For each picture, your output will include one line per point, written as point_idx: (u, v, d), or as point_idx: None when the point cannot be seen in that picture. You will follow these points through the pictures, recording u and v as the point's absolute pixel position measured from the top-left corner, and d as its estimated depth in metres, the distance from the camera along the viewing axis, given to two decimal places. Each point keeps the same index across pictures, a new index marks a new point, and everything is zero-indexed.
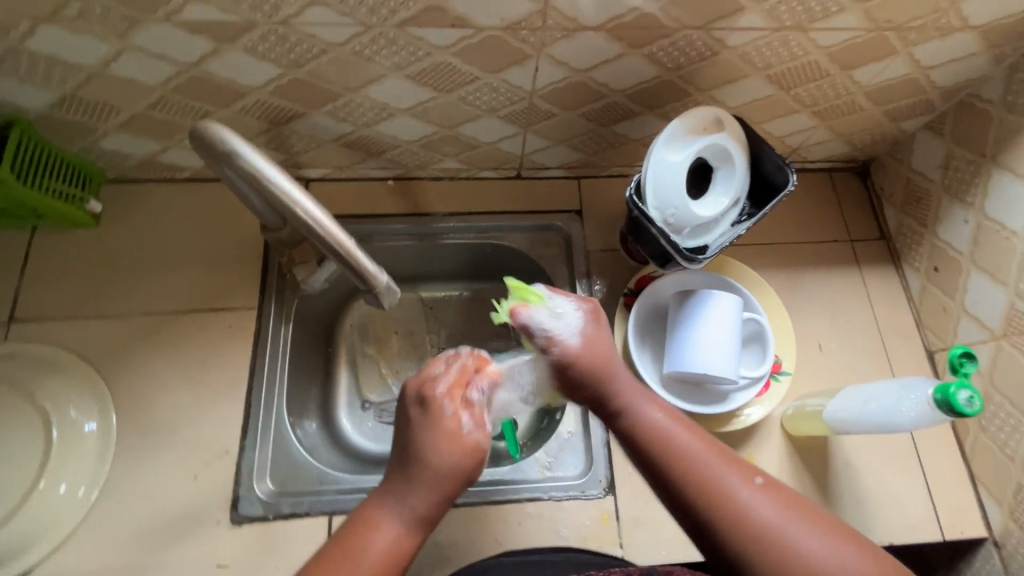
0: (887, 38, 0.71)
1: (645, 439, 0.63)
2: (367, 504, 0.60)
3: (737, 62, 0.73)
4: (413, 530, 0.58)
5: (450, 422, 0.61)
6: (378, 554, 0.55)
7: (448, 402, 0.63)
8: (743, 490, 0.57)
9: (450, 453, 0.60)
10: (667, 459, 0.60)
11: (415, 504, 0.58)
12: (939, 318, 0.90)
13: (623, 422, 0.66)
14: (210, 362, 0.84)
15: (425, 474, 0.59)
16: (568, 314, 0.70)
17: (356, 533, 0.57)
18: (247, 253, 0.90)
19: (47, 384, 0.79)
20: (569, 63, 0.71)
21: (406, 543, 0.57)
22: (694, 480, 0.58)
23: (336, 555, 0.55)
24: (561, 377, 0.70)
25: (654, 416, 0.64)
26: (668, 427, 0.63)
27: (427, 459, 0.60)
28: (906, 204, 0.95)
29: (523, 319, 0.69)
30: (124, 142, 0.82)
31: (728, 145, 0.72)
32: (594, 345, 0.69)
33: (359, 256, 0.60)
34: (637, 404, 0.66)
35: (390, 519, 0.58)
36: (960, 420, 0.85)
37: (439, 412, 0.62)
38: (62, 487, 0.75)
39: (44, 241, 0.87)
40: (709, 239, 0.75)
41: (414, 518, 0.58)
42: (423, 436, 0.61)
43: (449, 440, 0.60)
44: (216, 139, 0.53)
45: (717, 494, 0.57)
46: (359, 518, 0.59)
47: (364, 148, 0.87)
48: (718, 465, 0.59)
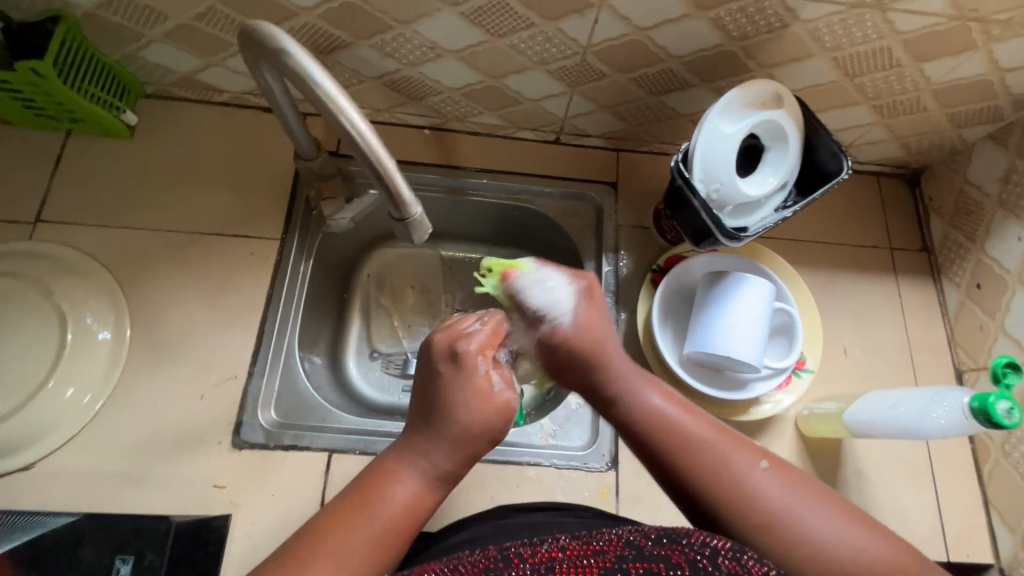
0: (969, 29, 0.67)
1: (645, 424, 0.59)
2: (386, 457, 0.56)
3: (805, 39, 0.70)
4: (434, 486, 0.55)
5: (482, 380, 0.59)
6: (400, 509, 0.52)
7: (482, 359, 0.60)
8: (747, 473, 0.53)
9: (480, 411, 0.57)
10: (668, 445, 0.56)
11: (440, 459, 0.55)
12: (973, 337, 0.86)
13: (620, 406, 0.61)
14: (228, 286, 0.83)
15: (453, 430, 0.56)
16: (556, 286, 0.69)
17: (374, 483, 0.53)
18: (275, 184, 0.89)
19: (66, 287, 0.79)
20: (631, 18, 0.68)
21: (426, 500, 0.54)
22: (695, 463, 0.54)
23: (351, 503, 0.52)
24: (546, 356, 0.69)
25: (652, 401, 0.60)
26: (668, 411, 0.59)
27: (457, 414, 0.57)
28: (955, 216, 0.91)
29: (511, 284, 0.71)
30: (168, 55, 0.81)
31: (785, 124, 0.69)
32: (584, 323, 0.67)
33: (399, 181, 0.57)
34: (633, 389, 0.62)
35: (410, 474, 0.54)
36: (982, 442, 0.82)
37: (474, 370, 0.59)
38: (70, 389, 0.75)
39: (78, 147, 0.87)
40: (750, 220, 0.73)
41: (434, 475, 0.55)
42: (454, 393, 0.58)
43: (484, 398, 0.57)
44: (272, 41, 0.53)
45: (721, 480, 0.53)
46: (377, 470, 0.55)
47: (405, 90, 0.85)
48: (723, 448, 0.55)
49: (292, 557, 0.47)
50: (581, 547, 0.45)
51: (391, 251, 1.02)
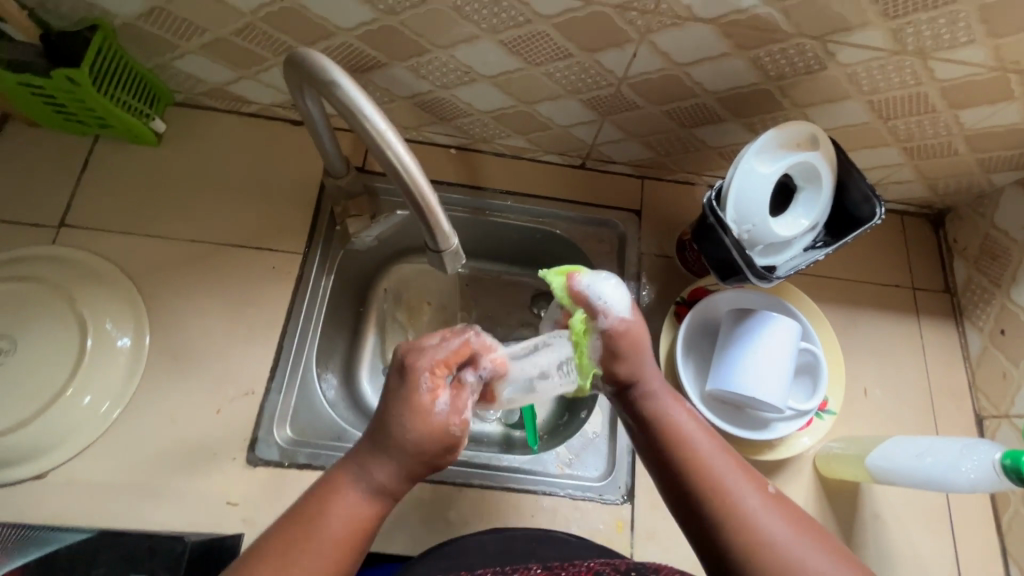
0: (1008, 80, 0.66)
1: (662, 440, 0.59)
2: (328, 474, 0.54)
3: (842, 81, 0.70)
4: (373, 506, 0.53)
5: (425, 400, 0.53)
6: (337, 530, 0.51)
7: (428, 378, 0.54)
8: (752, 503, 0.54)
9: (421, 435, 0.53)
10: (682, 465, 0.57)
11: (379, 477, 0.53)
12: (996, 383, 0.86)
13: (640, 412, 0.62)
14: (248, 299, 0.83)
15: (395, 450, 0.53)
16: (620, 296, 0.62)
17: (314, 508, 0.52)
18: (299, 197, 0.88)
19: (87, 294, 0.78)
20: (669, 54, 0.68)
21: (368, 518, 0.53)
22: (705, 483, 0.55)
23: (297, 528, 0.51)
24: (591, 358, 0.62)
25: (673, 413, 0.60)
26: (686, 426, 0.60)
27: (394, 436, 0.53)
28: (980, 260, 0.90)
29: (578, 288, 0.62)
30: (200, 66, 0.81)
31: (819, 166, 0.70)
32: (636, 330, 0.62)
33: (438, 214, 0.58)
34: (657, 397, 0.62)
35: (348, 495, 0.53)
36: (1002, 491, 0.82)
37: (416, 390, 0.54)
38: (87, 398, 0.74)
39: (105, 152, 0.87)
40: (780, 260, 0.72)
41: (371, 493, 0.53)
42: (395, 413, 0.53)
43: (423, 420, 0.53)
44: (320, 70, 0.54)
45: (730, 510, 0.54)
46: (317, 490, 0.53)
47: (435, 110, 0.84)
48: (736, 478, 0.55)
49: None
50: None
51: (409, 267, 1.01)
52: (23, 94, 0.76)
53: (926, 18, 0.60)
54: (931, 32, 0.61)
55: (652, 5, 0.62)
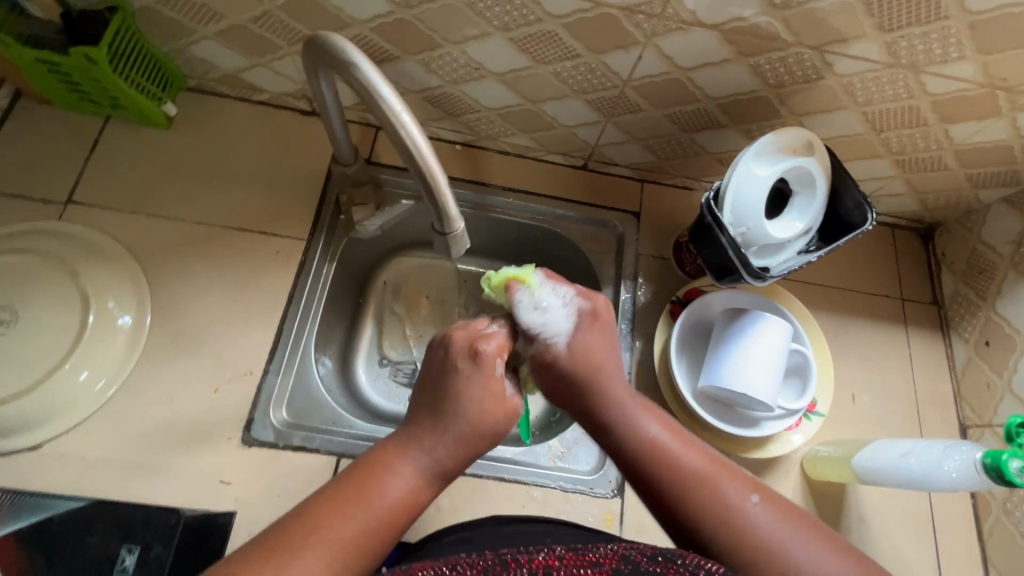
0: (996, 96, 0.69)
1: (638, 450, 0.58)
2: (387, 445, 0.55)
3: (838, 92, 0.73)
4: (431, 481, 0.54)
5: (497, 382, 0.58)
6: (388, 504, 0.51)
7: (499, 360, 0.59)
8: (742, 507, 0.53)
9: (492, 411, 0.57)
10: (659, 476, 0.56)
11: (440, 455, 0.54)
12: (980, 393, 0.88)
13: (614, 430, 0.60)
14: (251, 282, 0.84)
15: (462, 427, 0.56)
16: (557, 308, 0.64)
17: (370, 475, 0.52)
18: (304, 185, 0.90)
19: (90, 269, 0.79)
20: (674, 58, 0.71)
21: (423, 490, 0.53)
22: (689, 493, 0.54)
23: (343, 495, 0.50)
24: (540, 374, 0.64)
25: (650, 429, 0.59)
26: (665, 441, 0.58)
27: (466, 413, 0.56)
28: (967, 274, 0.93)
29: (512, 298, 0.65)
30: (215, 52, 0.83)
31: (814, 172, 0.72)
32: (585, 346, 0.63)
33: (447, 199, 0.60)
34: (630, 415, 0.60)
35: (410, 465, 0.53)
36: (984, 499, 0.83)
37: (492, 371, 0.58)
38: (83, 373, 0.74)
39: (115, 132, 0.88)
40: (774, 262, 0.75)
41: (434, 468, 0.54)
42: (469, 392, 0.56)
43: (499, 401, 0.57)
44: (341, 51, 0.56)
45: (715, 513, 0.52)
46: (377, 458, 0.54)
47: (443, 106, 0.86)
48: (715, 479, 0.54)
49: (282, 544, 0.46)
50: (578, 557, 0.45)
51: (409, 260, 1.03)
52: (39, 70, 0.77)
53: (918, 33, 0.63)
54: (923, 47, 0.64)
55: (659, 10, 0.64)
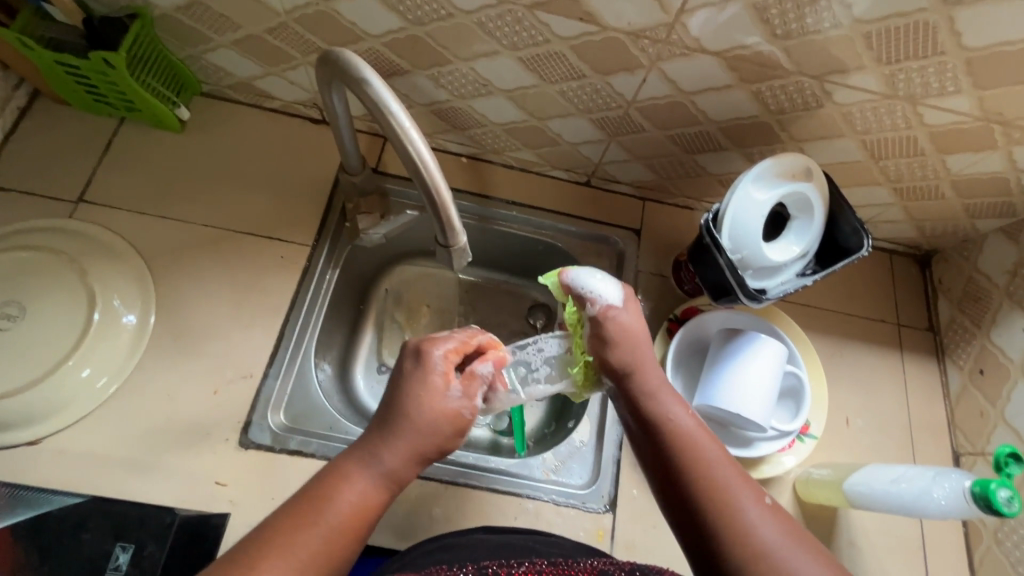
0: (993, 130, 0.70)
1: (665, 433, 0.59)
2: (341, 456, 0.55)
3: (838, 119, 0.74)
4: (381, 488, 0.54)
5: (440, 384, 0.57)
6: (345, 510, 0.51)
7: (444, 364, 0.58)
8: (751, 508, 0.53)
9: (435, 414, 0.56)
10: (683, 461, 0.57)
11: (386, 461, 0.54)
12: (974, 421, 0.88)
13: (644, 410, 0.61)
14: (255, 286, 0.85)
15: (407, 427, 0.55)
16: (611, 283, 0.65)
17: (322, 485, 0.52)
18: (312, 192, 0.91)
19: (98, 268, 0.80)
20: (677, 82, 0.73)
21: (374, 500, 0.53)
22: (703, 480, 0.55)
23: (298, 510, 0.50)
24: (591, 337, 0.65)
25: (679, 415, 0.61)
26: (691, 428, 0.59)
27: (409, 417, 0.55)
28: (962, 302, 0.94)
29: (569, 281, 0.66)
30: (230, 59, 0.85)
31: (812, 198, 0.73)
32: (631, 319, 0.65)
33: (451, 211, 0.61)
34: (662, 397, 0.62)
35: (358, 476, 0.53)
36: (975, 527, 0.83)
37: (434, 374, 0.57)
38: (86, 370, 0.75)
39: (128, 134, 0.89)
40: (770, 283, 0.76)
41: (384, 476, 0.54)
42: (408, 395, 0.56)
43: (438, 402, 0.56)
44: (352, 67, 0.57)
45: (728, 513, 0.53)
46: (331, 470, 0.54)
47: (451, 119, 0.88)
48: (732, 477, 0.55)
49: (246, 558, 0.46)
50: (558, 570, 0.49)
51: (411, 269, 1.04)
52: (58, 72, 0.79)
53: (917, 66, 0.64)
54: (921, 80, 0.66)
55: (664, 35, 0.66)
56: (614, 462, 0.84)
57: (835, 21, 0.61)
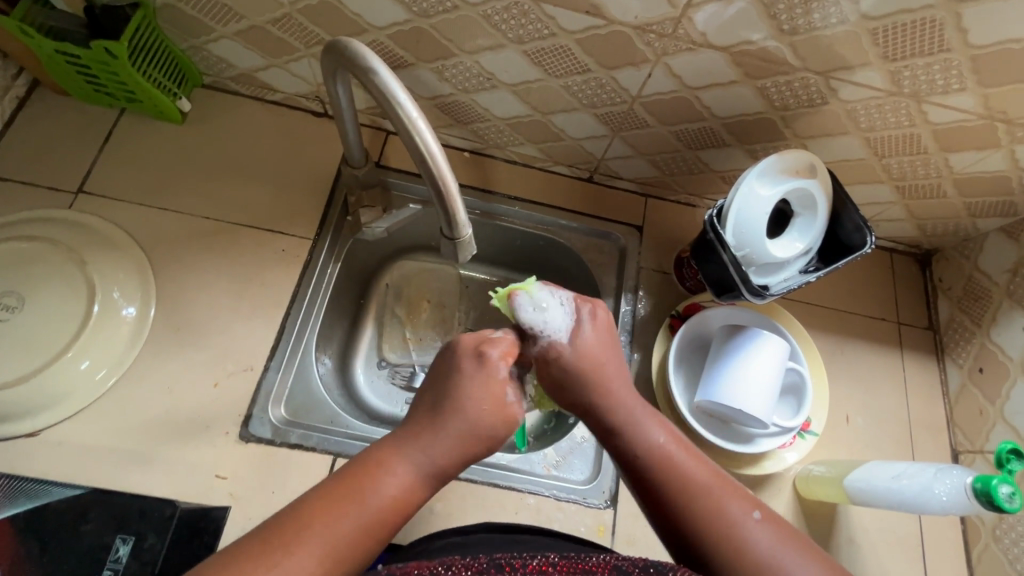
0: (996, 129, 0.71)
1: (642, 458, 0.56)
2: (381, 442, 0.53)
3: (841, 117, 0.74)
4: (426, 481, 0.52)
5: (494, 384, 0.56)
6: (388, 498, 0.49)
7: (503, 366, 0.57)
8: (744, 523, 0.51)
9: (489, 415, 0.55)
10: (663, 482, 0.54)
11: (435, 452, 0.52)
12: (973, 420, 0.89)
13: (619, 436, 0.58)
14: (256, 279, 0.84)
15: (458, 422, 0.54)
16: (557, 309, 0.63)
17: (363, 471, 0.50)
18: (314, 185, 0.91)
19: (98, 259, 0.79)
20: (682, 77, 0.73)
21: (417, 493, 0.51)
22: (687, 502, 0.52)
23: (334, 494, 0.48)
24: (545, 373, 0.62)
25: (657, 437, 0.57)
26: (671, 449, 0.56)
27: (464, 410, 0.54)
28: (962, 301, 0.94)
29: (516, 306, 0.63)
30: (232, 51, 0.85)
31: (815, 195, 0.73)
32: (588, 346, 0.62)
33: (457, 204, 0.61)
34: (637, 421, 0.58)
35: (403, 463, 0.51)
36: (974, 525, 0.83)
37: (493, 374, 0.56)
38: (85, 362, 0.75)
39: (128, 125, 0.89)
40: (773, 280, 0.76)
41: (429, 469, 0.52)
42: (464, 390, 0.55)
43: (495, 404, 0.55)
44: (359, 57, 0.57)
45: (717, 529, 0.50)
46: (370, 457, 0.52)
47: (454, 113, 0.88)
48: (721, 493, 0.53)
49: (261, 548, 0.44)
50: (576, 564, 0.45)
51: (412, 264, 1.03)
52: (59, 62, 0.78)
53: (922, 63, 0.64)
54: (926, 77, 0.66)
55: (670, 29, 0.66)
56: None
57: (841, 16, 0.61)
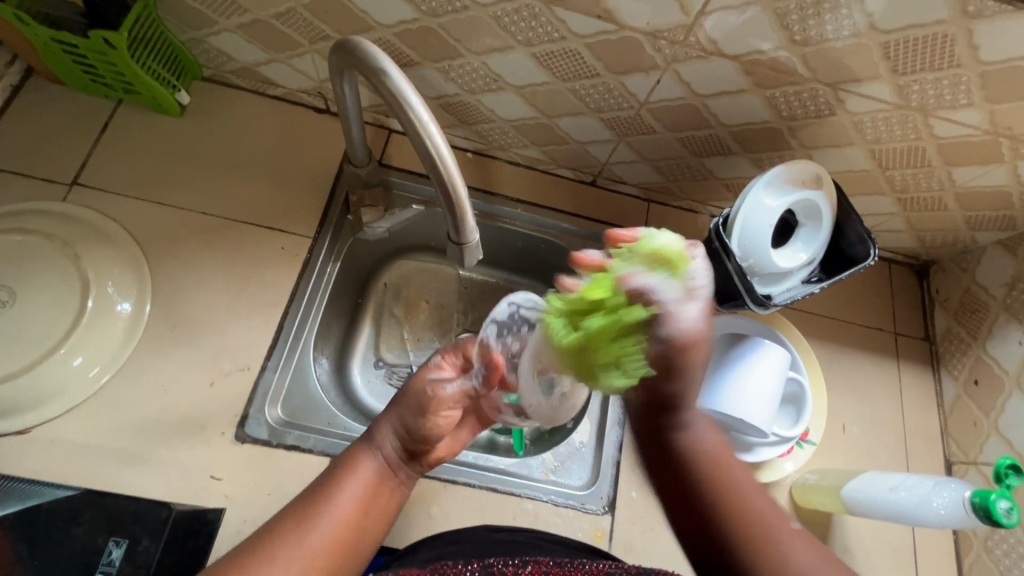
0: (1000, 144, 0.71)
1: (695, 458, 0.55)
2: (352, 446, 0.64)
3: (848, 128, 0.74)
4: (376, 471, 0.62)
5: (432, 371, 0.69)
6: (345, 497, 0.59)
7: (455, 354, 0.72)
8: (783, 540, 0.52)
9: (417, 392, 0.66)
10: (712, 492, 0.53)
11: (382, 441, 0.63)
12: (967, 431, 0.90)
13: (677, 436, 0.55)
14: (254, 277, 0.83)
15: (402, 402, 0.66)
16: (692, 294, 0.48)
17: (336, 474, 0.61)
18: (314, 182, 0.89)
19: (92, 254, 0.78)
20: (691, 84, 0.72)
21: (377, 483, 0.62)
22: (740, 516, 0.52)
23: (308, 499, 0.58)
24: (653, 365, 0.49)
25: (710, 441, 0.56)
26: (722, 456, 0.55)
27: (404, 395, 0.67)
28: (959, 312, 0.95)
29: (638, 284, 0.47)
30: (234, 44, 0.83)
31: (820, 206, 0.74)
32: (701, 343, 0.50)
33: (465, 207, 0.60)
34: (695, 422, 0.56)
35: (362, 462, 0.62)
36: (965, 536, 0.84)
37: (436, 360, 0.71)
38: (77, 359, 0.73)
39: (125, 117, 0.87)
40: (776, 290, 0.76)
41: (378, 458, 0.63)
42: (410, 380, 0.68)
43: (422, 385, 0.67)
44: (369, 57, 0.56)
45: (762, 544, 0.51)
46: (342, 460, 0.62)
47: (458, 114, 0.87)
48: (762, 511, 0.53)
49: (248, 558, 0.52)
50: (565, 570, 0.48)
51: (411, 264, 1.02)
52: (55, 50, 0.77)
53: (931, 78, 0.64)
54: (934, 91, 0.66)
55: (682, 37, 0.66)
56: (613, 464, 0.84)
57: (852, 29, 0.61)
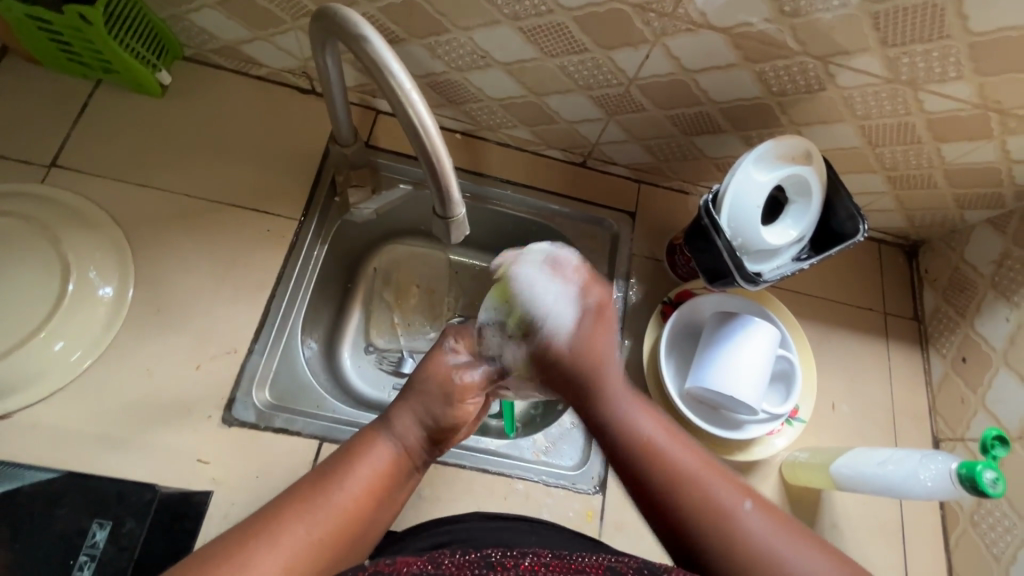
0: (989, 119, 0.71)
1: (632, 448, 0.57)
2: (366, 429, 0.62)
3: (838, 103, 0.74)
4: (390, 455, 0.59)
5: (443, 360, 0.69)
6: (348, 492, 0.54)
7: (455, 344, 0.72)
8: (731, 506, 0.51)
9: (440, 379, 0.66)
10: (649, 468, 0.55)
11: (400, 428, 0.61)
12: (955, 408, 0.90)
13: (608, 428, 0.60)
14: (239, 260, 0.82)
15: (422, 387, 0.65)
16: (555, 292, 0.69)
17: (331, 471, 0.56)
18: (300, 163, 0.88)
19: (72, 237, 0.76)
20: (681, 59, 0.71)
21: (391, 473, 0.59)
22: (684, 495, 0.53)
23: (293, 503, 0.52)
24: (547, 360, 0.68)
25: (646, 427, 0.58)
26: (660, 440, 0.57)
27: (423, 381, 0.66)
28: (947, 292, 0.95)
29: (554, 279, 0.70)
30: (215, 22, 0.81)
31: (810, 182, 0.73)
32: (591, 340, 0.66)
33: (450, 180, 0.59)
34: (625, 412, 0.60)
35: (374, 449, 0.59)
36: (952, 510, 0.85)
37: (442, 348, 0.70)
38: (59, 344, 0.72)
39: (104, 98, 0.85)
40: (767, 267, 0.76)
41: (394, 441, 0.60)
42: (427, 366, 0.68)
43: (441, 371, 0.67)
44: (351, 24, 0.55)
45: (708, 508, 0.52)
46: (353, 446, 0.60)
47: (445, 92, 0.85)
48: (708, 480, 0.53)
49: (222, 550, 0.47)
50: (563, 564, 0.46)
51: (400, 248, 1.01)
52: (30, 28, 0.74)
53: (921, 49, 0.64)
54: (923, 64, 0.66)
55: (670, 9, 0.65)
56: None
57: (842, 1, 0.60)
